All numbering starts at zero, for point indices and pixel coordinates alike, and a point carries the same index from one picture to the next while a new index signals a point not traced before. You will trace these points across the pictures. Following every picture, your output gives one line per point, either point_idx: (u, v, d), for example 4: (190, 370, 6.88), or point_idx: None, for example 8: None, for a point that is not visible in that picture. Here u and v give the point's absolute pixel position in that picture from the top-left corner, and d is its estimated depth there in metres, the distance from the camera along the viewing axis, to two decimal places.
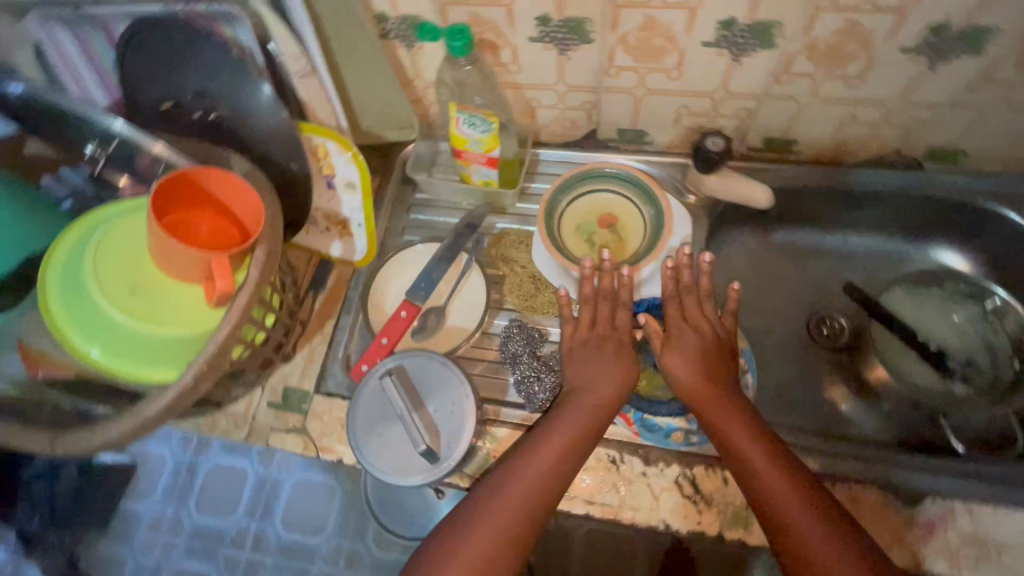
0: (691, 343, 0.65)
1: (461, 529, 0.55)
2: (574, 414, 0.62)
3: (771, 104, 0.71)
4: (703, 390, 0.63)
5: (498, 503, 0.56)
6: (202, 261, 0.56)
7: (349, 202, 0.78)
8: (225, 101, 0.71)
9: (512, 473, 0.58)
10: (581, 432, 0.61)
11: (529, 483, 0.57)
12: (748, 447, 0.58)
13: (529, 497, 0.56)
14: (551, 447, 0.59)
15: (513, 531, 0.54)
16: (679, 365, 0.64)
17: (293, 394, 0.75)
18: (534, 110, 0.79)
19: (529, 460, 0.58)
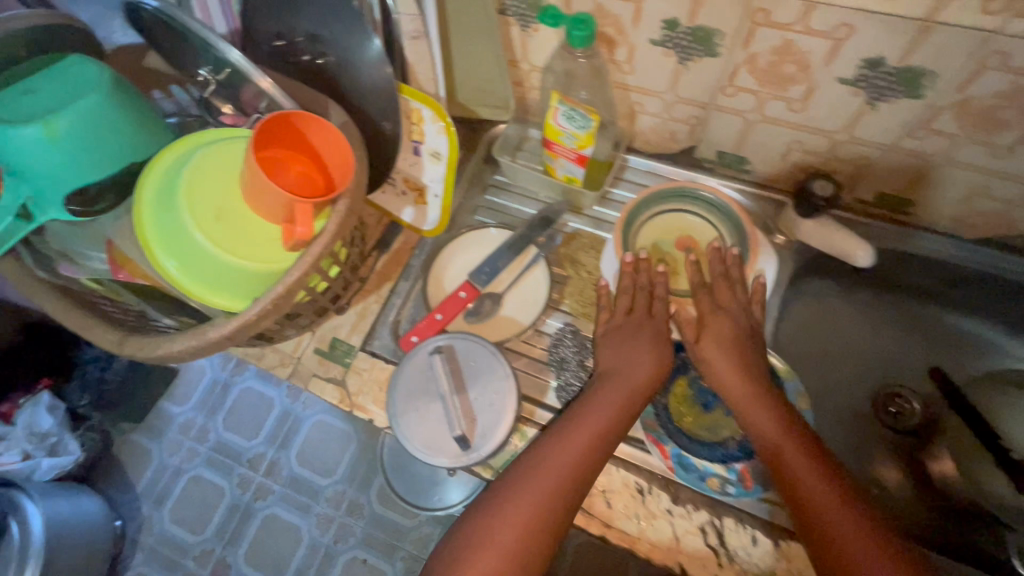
0: (723, 333, 0.69)
1: (503, 493, 0.55)
2: (610, 395, 0.62)
3: (897, 158, 0.65)
4: (735, 382, 0.65)
5: (538, 469, 0.56)
6: (287, 203, 0.57)
7: (431, 172, 0.77)
8: (334, 47, 0.71)
9: (552, 441, 0.58)
10: (616, 412, 0.61)
11: (569, 454, 0.57)
12: (781, 439, 0.59)
13: (567, 468, 0.56)
14: (587, 424, 0.60)
15: (555, 498, 0.55)
16: (711, 353, 0.68)
17: (340, 345, 0.77)
18: (636, 114, 0.76)
19: (567, 430, 0.59)
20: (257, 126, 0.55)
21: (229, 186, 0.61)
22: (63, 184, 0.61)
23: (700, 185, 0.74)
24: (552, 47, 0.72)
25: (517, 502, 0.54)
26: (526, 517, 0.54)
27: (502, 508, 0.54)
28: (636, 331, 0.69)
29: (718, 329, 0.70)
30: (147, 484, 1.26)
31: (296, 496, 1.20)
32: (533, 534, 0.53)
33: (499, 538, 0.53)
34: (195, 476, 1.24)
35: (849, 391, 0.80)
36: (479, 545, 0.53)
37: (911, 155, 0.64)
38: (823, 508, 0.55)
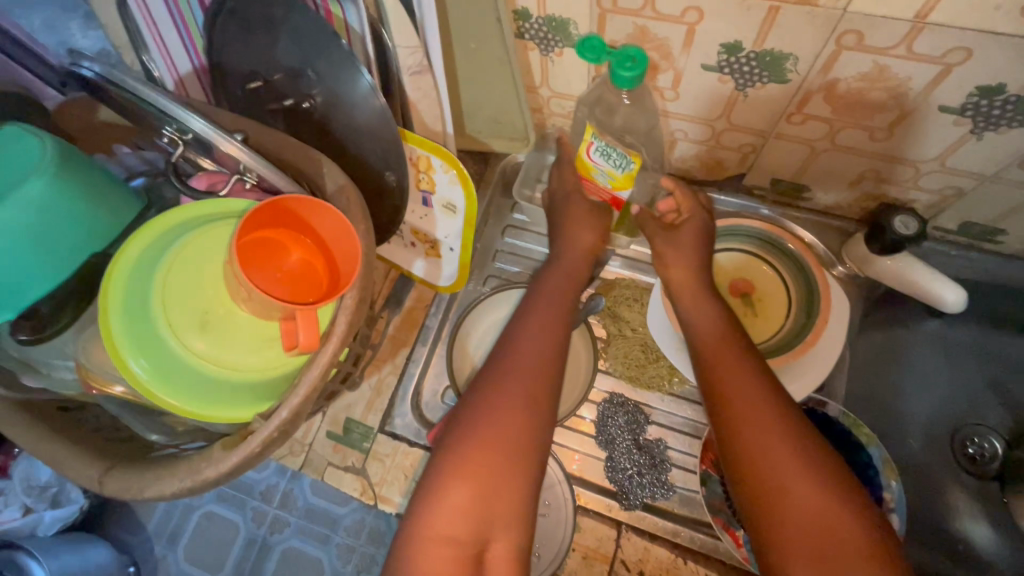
0: (689, 237, 0.62)
1: (477, 409, 0.46)
2: (556, 287, 0.58)
3: (994, 189, 0.55)
4: (687, 289, 0.60)
5: (502, 379, 0.48)
6: (284, 306, 0.47)
7: (445, 225, 0.67)
8: (322, 88, 0.60)
9: (510, 343, 0.51)
10: (566, 303, 0.57)
11: (533, 350, 0.50)
12: (714, 345, 0.53)
13: (536, 365, 0.49)
14: (537, 325, 0.53)
15: (528, 396, 0.47)
16: (676, 254, 0.61)
17: (355, 428, 0.68)
18: (677, 142, 0.66)
19: (518, 330, 0.52)
20: (250, 214, 0.46)
21: (212, 276, 0.51)
22: (27, 293, 0.52)
23: (770, 228, 0.66)
24: (581, 72, 0.61)
25: (495, 412, 0.45)
26: (507, 426, 0.45)
27: (467, 425, 0.45)
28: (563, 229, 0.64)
29: (689, 224, 0.63)
30: (158, 519, 0.95)
31: (314, 526, 0.90)
32: (522, 441, 0.45)
33: (468, 455, 0.43)
34: (208, 512, 0.93)
35: (925, 432, 0.71)
36: (456, 465, 0.43)
37: (1014, 186, 0.54)
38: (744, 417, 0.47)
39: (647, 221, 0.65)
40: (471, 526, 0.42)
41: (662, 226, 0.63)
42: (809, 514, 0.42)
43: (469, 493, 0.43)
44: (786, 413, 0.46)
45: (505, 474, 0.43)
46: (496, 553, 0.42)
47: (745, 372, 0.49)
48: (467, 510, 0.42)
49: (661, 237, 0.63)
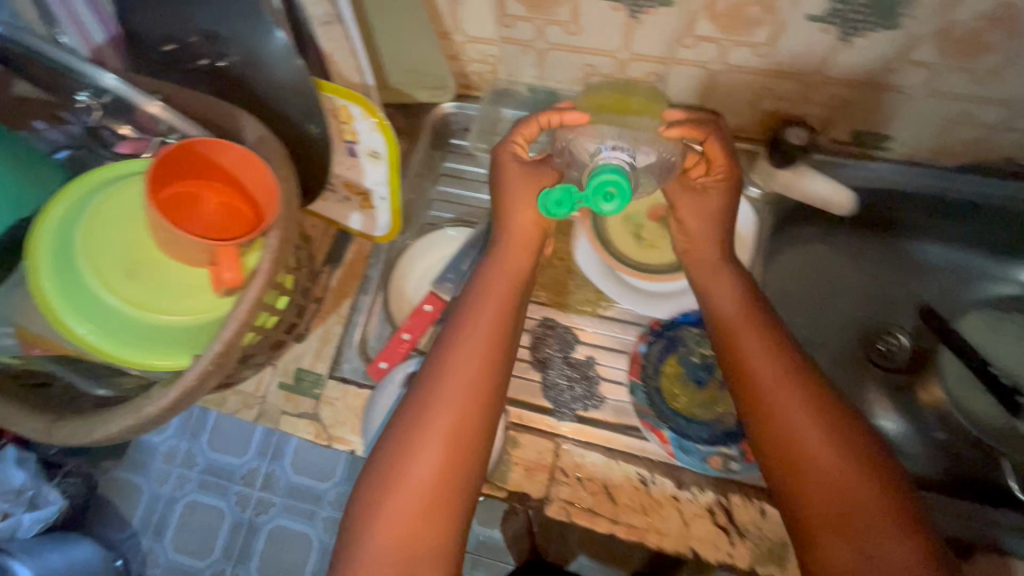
0: (714, 202, 0.60)
1: (396, 458, 0.48)
2: (487, 311, 0.55)
3: (872, 94, 0.60)
4: (704, 266, 0.59)
5: (424, 428, 0.49)
6: (206, 247, 0.50)
7: (372, 172, 0.69)
8: (235, 46, 0.62)
9: (429, 385, 0.51)
10: (501, 321, 0.55)
11: (460, 394, 0.50)
12: (738, 330, 0.54)
13: (462, 406, 0.50)
14: (463, 359, 0.52)
15: (452, 445, 0.49)
16: (698, 226, 0.60)
17: (306, 376, 0.71)
18: (588, 77, 0.69)
19: (441, 372, 0.51)
20: (149, 174, 0.47)
21: (135, 228, 0.53)
22: None
23: None
24: (486, 14, 0.63)
25: (416, 464, 0.48)
26: (429, 473, 0.48)
27: (389, 476, 0.48)
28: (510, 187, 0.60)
29: (723, 187, 0.60)
30: (143, 513, 1.04)
31: (299, 505, 1.02)
32: (438, 493, 0.48)
33: (402, 501, 0.47)
34: (191, 502, 1.03)
35: (841, 336, 0.76)
36: (380, 516, 0.47)
37: (888, 89, 0.58)
38: (777, 406, 0.49)
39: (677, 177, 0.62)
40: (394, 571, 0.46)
41: (693, 193, 0.60)
42: (836, 495, 0.45)
43: (406, 533, 0.46)
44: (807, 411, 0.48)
45: (423, 526, 0.47)
46: None
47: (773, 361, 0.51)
48: (394, 555, 0.46)
49: (685, 197, 0.61)
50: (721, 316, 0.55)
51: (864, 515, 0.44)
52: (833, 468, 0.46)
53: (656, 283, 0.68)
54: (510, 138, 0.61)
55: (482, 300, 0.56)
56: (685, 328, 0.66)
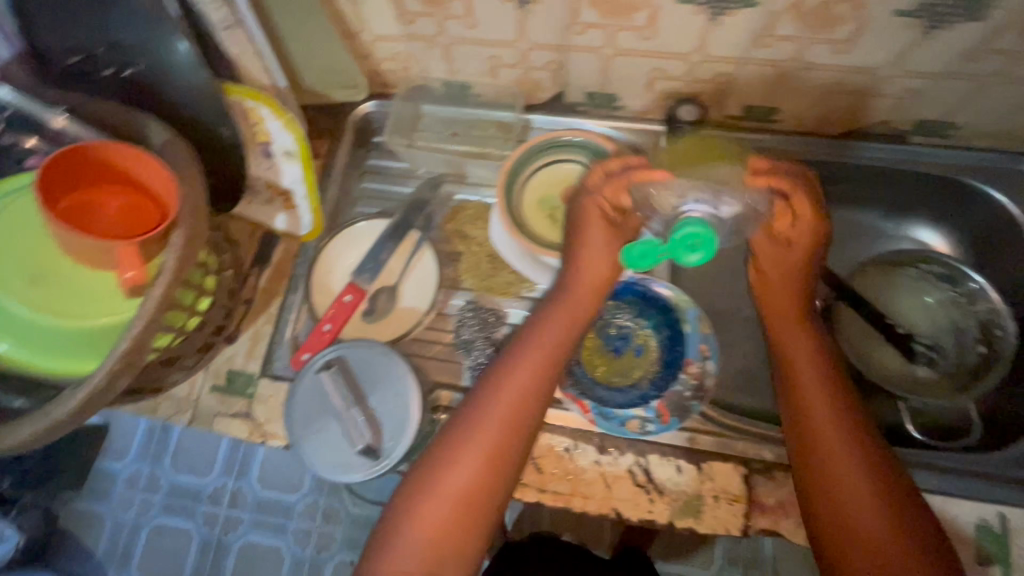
0: (800, 254, 0.62)
1: (432, 471, 0.53)
2: (548, 340, 0.59)
3: (751, 69, 0.64)
4: (782, 312, 0.62)
5: (459, 449, 0.54)
6: (103, 249, 0.51)
7: (289, 172, 0.71)
8: (139, 55, 0.62)
9: (480, 407, 0.55)
10: (543, 360, 0.58)
11: (503, 416, 0.55)
12: (810, 356, 0.59)
13: (497, 436, 0.54)
14: (509, 390, 0.56)
15: (489, 461, 0.53)
16: (780, 277, 0.63)
17: (238, 377, 0.72)
18: (495, 69, 0.72)
19: (492, 392, 0.56)
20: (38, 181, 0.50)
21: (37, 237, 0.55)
22: None
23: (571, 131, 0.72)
24: (387, 12, 0.66)
25: (445, 477, 0.53)
26: (458, 487, 0.53)
27: (426, 485, 0.53)
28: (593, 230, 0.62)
29: (804, 243, 0.61)
30: (106, 545, 1.12)
31: (267, 519, 1.12)
32: (464, 508, 0.52)
33: (431, 506, 0.52)
34: (158, 526, 1.12)
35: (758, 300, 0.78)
36: (409, 519, 0.52)
37: (764, 63, 0.63)
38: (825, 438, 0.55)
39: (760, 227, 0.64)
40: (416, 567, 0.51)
41: (774, 244, 0.63)
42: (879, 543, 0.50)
43: (437, 533, 0.51)
44: (865, 459, 0.53)
45: (449, 535, 0.52)
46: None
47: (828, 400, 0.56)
48: (418, 556, 0.51)
49: (770, 249, 0.63)
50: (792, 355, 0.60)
51: (890, 548, 0.49)
52: (864, 503, 0.52)
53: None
54: (592, 192, 0.62)
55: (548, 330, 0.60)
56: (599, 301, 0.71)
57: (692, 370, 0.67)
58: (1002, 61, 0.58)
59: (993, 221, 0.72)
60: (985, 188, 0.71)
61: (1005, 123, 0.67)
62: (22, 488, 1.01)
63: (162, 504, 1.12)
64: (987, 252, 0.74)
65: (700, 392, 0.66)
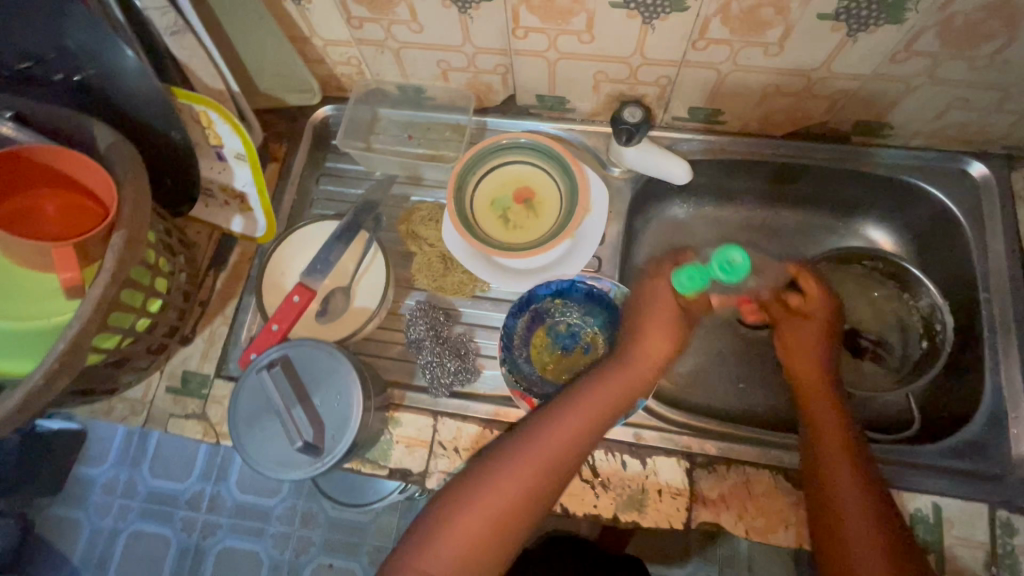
0: (819, 329, 0.68)
1: (469, 494, 0.55)
2: (606, 395, 0.60)
3: (690, 72, 0.66)
4: (810, 374, 0.66)
5: (500, 481, 0.55)
6: (41, 250, 0.52)
7: (240, 174, 0.72)
8: (92, 60, 0.60)
9: (532, 449, 0.57)
10: (593, 412, 0.59)
11: (551, 459, 0.56)
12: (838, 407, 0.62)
13: (539, 476, 0.56)
14: (556, 435, 0.57)
15: (528, 498, 0.55)
16: (801, 352, 0.67)
17: (192, 377, 0.72)
18: (445, 73, 0.74)
19: (545, 432, 0.57)
20: None
21: None
22: None
23: (519, 132, 0.73)
24: (334, 17, 0.67)
25: (481, 504, 0.54)
26: (493, 514, 0.54)
27: (461, 507, 0.54)
28: (658, 308, 0.66)
29: (817, 320, 0.68)
30: (82, 551, 1.09)
31: (242, 524, 1.09)
32: (494, 536, 0.54)
33: (464, 526, 0.54)
34: (134, 532, 1.08)
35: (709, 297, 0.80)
36: (441, 535, 0.53)
37: (702, 66, 0.65)
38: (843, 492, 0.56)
39: (772, 305, 0.72)
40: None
41: (793, 318, 0.69)
42: None
43: (462, 553, 0.53)
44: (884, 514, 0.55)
45: (476, 560, 0.53)
46: None
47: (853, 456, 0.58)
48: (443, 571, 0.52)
49: (790, 324, 0.69)
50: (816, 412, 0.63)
51: None
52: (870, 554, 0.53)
53: (521, 256, 0.70)
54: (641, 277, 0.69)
55: (603, 385, 0.61)
56: (548, 299, 0.71)
57: None
58: (927, 61, 0.59)
59: (933, 218, 0.74)
60: (923, 185, 0.72)
61: (939, 123, 0.69)
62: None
63: (137, 509, 1.08)
64: (928, 250, 0.76)
65: None
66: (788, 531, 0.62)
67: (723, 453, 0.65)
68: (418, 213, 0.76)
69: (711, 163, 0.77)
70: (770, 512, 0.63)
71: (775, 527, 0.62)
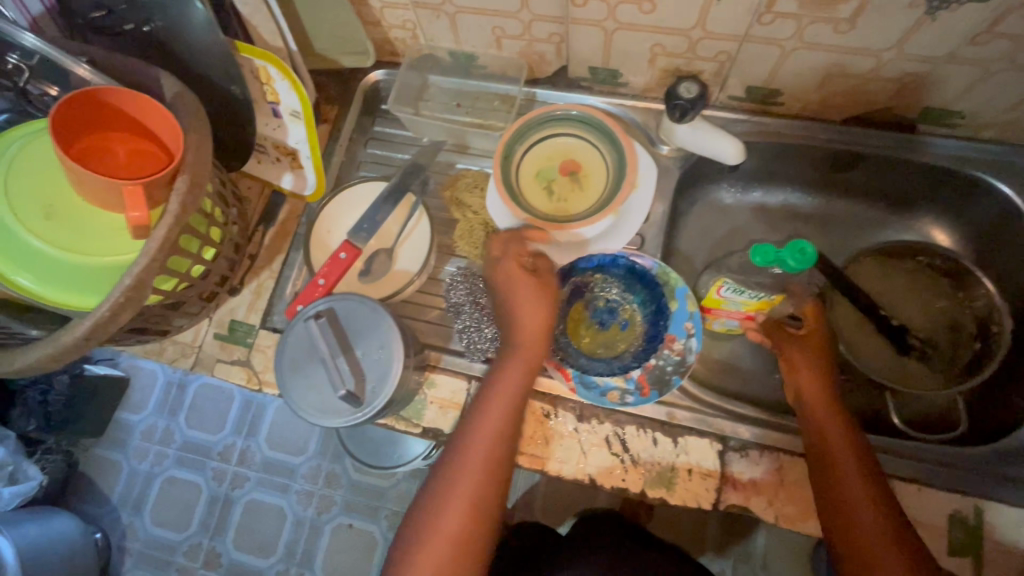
0: (818, 345, 0.65)
1: (428, 513, 0.56)
2: (510, 380, 0.60)
3: (752, 47, 0.64)
4: (820, 397, 0.61)
5: (450, 493, 0.56)
6: (113, 189, 0.54)
7: (295, 132, 0.74)
8: (158, 11, 0.62)
9: (462, 458, 0.57)
10: (511, 401, 0.60)
11: (483, 462, 0.57)
12: (832, 433, 0.59)
13: (483, 477, 0.57)
14: (483, 433, 0.58)
15: (480, 505, 0.56)
16: (806, 373, 0.63)
17: (239, 327, 0.75)
18: (499, 40, 0.73)
19: (464, 444, 0.58)
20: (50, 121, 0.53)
21: (51, 174, 0.59)
22: None
23: (569, 105, 0.72)
24: None
25: (440, 520, 0.55)
26: (456, 527, 0.55)
27: (424, 527, 0.56)
28: (513, 291, 0.64)
29: (812, 340, 0.65)
30: (122, 489, 1.16)
31: (273, 478, 1.14)
32: (465, 548, 0.55)
33: (433, 550, 0.55)
34: (170, 476, 1.15)
35: None
36: (416, 558, 0.55)
37: (765, 42, 0.63)
38: (865, 533, 0.54)
39: (775, 330, 0.68)
40: None
41: (791, 338, 0.66)
42: None
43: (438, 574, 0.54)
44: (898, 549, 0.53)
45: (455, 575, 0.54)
46: None
47: (868, 497, 0.55)
48: None
49: (793, 345, 0.65)
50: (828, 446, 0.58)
51: None
52: None
53: (562, 229, 0.70)
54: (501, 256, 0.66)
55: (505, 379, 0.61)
56: (589, 272, 0.71)
57: (675, 346, 0.68)
58: (1011, 44, 0.56)
59: (1000, 215, 0.70)
60: (991, 180, 0.69)
61: (1015, 114, 0.65)
62: (49, 430, 1.06)
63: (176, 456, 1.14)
64: (990, 247, 0.72)
65: (683, 366, 0.67)
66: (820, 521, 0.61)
67: (757, 439, 0.65)
68: (460, 178, 0.78)
69: (764, 144, 0.74)
70: (803, 502, 0.62)
71: (808, 517, 0.61)
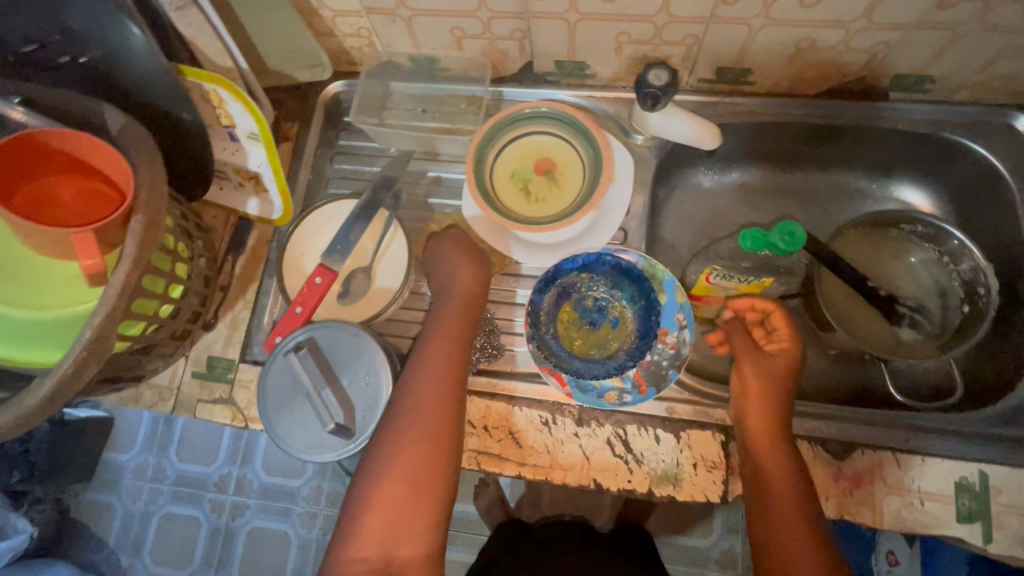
0: (781, 361, 0.66)
1: (379, 460, 0.54)
2: (448, 333, 0.61)
3: (720, 29, 0.62)
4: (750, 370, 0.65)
5: (401, 436, 0.55)
6: (63, 238, 0.51)
7: (254, 155, 0.70)
8: (95, 41, 0.58)
9: (408, 410, 0.56)
10: (458, 346, 0.61)
11: (432, 408, 0.56)
12: (752, 392, 0.63)
13: (435, 419, 0.56)
14: (432, 375, 0.58)
15: (435, 445, 0.55)
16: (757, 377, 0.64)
17: (218, 363, 0.72)
18: (459, 41, 0.71)
19: (414, 388, 0.57)
20: None
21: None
22: None
23: (540, 102, 0.70)
24: None
25: (392, 467, 0.54)
26: (411, 470, 0.54)
27: (376, 473, 0.54)
28: (448, 256, 0.68)
29: (776, 354, 0.66)
30: (118, 533, 1.12)
31: (272, 506, 1.11)
32: (421, 488, 0.54)
33: (385, 495, 0.54)
34: (166, 513, 1.12)
35: None
36: (369, 508, 0.53)
37: (732, 22, 0.61)
38: (775, 476, 0.58)
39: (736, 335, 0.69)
40: (380, 548, 0.52)
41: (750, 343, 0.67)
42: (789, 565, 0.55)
43: (392, 517, 0.53)
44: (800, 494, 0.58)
45: (411, 517, 0.53)
46: (406, 556, 0.52)
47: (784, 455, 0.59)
48: (379, 537, 0.52)
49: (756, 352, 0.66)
50: (745, 404, 0.62)
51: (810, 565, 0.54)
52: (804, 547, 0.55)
53: (541, 231, 0.68)
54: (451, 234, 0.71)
55: (446, 327, 0.62)
56: (574, 274, 0.69)
57: (669, 340, 0.66)
58: (978, 6, 0.55)
59: (975, 176, 0.70)
60: (966, 142, 0.69)
61: (985, 75, 0.65)
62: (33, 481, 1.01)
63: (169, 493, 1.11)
64: (970, 209, 0.72)
65: (678, 359, 0.66)
66: (828, 501, 0.61)
67: None
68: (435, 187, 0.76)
69: (738, 125, 0.73)
70: None
71: None
